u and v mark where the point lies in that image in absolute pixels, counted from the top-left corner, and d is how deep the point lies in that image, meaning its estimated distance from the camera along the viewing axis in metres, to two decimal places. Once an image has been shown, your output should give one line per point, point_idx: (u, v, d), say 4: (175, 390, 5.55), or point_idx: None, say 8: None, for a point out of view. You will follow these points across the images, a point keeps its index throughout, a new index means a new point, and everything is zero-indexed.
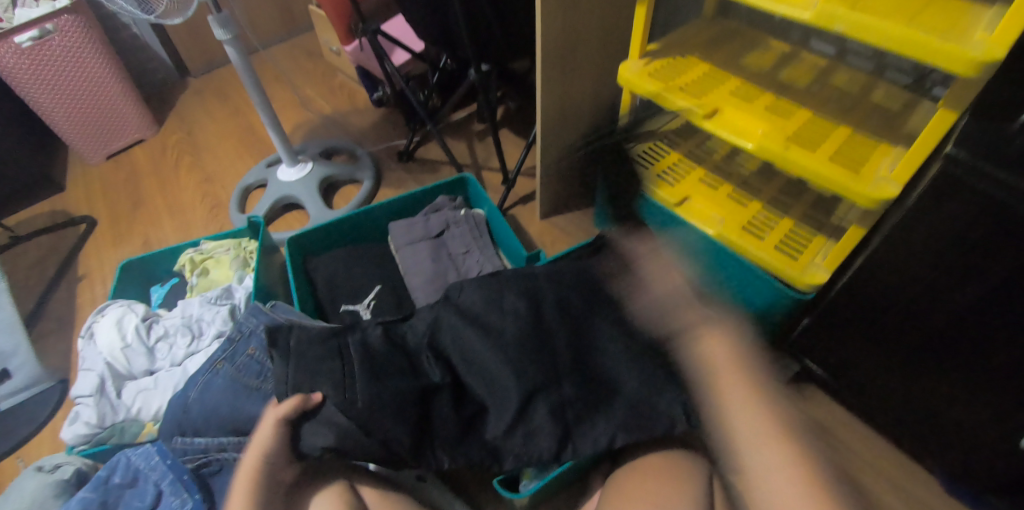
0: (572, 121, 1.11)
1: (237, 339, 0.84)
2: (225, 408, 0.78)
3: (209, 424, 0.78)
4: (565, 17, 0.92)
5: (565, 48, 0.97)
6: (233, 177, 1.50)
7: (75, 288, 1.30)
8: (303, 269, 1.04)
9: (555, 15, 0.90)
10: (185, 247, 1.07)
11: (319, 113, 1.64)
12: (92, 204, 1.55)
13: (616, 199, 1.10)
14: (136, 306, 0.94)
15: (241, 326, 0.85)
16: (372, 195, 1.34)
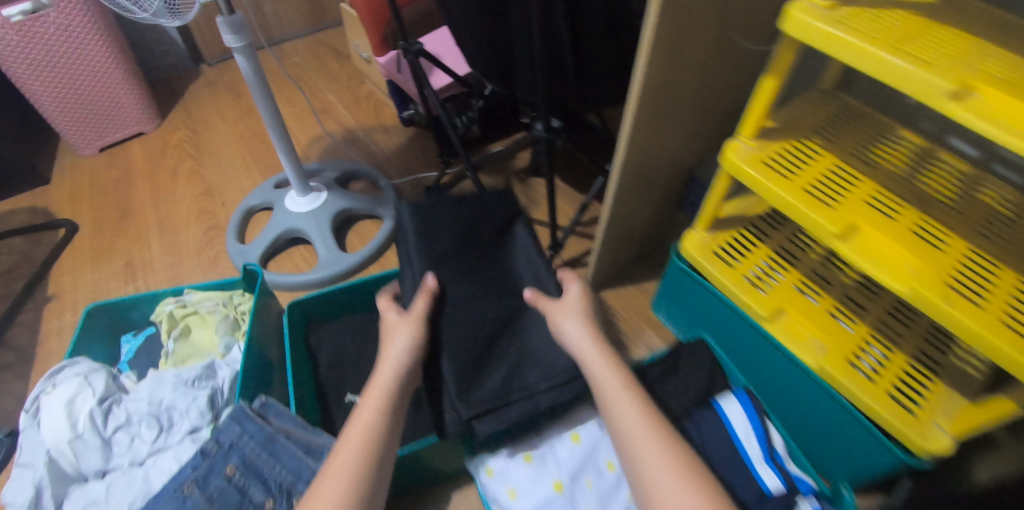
0: (643, 189, 0.93)
1: (212, 453, 0.66)
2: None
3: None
4: (664, 81, 0.74)
5: (661, 104, 0.78)
6: (236, 193, 1.32)
7: (43, 311, 1.14)
8: (306, 345, 0.87)
9: (653, 77, 0.71)
10: (167, 295, 0.89)
11: (340, 125, 1.46)
12: (75, 206, 1.38)
13: (687, 293, 0.93)
14: (95, 377, 0.77)
15: (222, 435, 0.67)
16: (392, 236, 1.15)
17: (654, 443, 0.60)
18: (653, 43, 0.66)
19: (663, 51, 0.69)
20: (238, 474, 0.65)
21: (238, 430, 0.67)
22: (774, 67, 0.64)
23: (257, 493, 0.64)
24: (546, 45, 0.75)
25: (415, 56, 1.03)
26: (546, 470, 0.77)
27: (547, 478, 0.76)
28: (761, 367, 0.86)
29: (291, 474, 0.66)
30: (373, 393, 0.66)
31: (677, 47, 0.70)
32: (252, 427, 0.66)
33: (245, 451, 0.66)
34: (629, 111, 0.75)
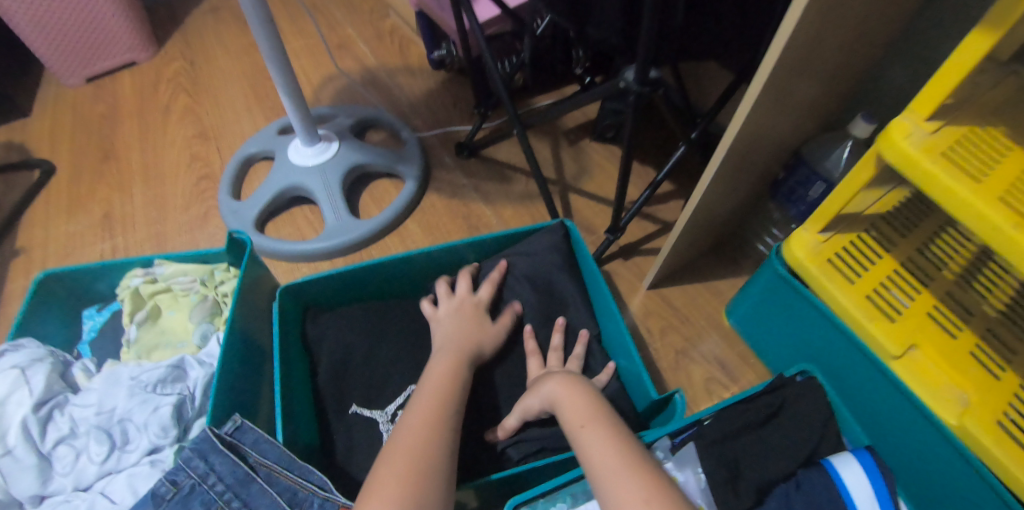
0: (739, 170, 0.72)
1: (172, 496, 0.50)
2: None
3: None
4: (823, 18, 0.51)
5: (799, 62, 0.55)
6: (235, 138, 1.13)
7: (10, 265, 0.98)
8: (302, 342, 0.69)
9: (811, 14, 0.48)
10: (134, 265, 0.72)
11: (358, 65, 1.24)
12: (56, 144, 1.20)
13: (781, 305, 0.73)
14: (36, 372, 0.60)
15: (183, 472, 0.50)
16: (415, 201, 0.95)
17: (594, 430, 0.50)
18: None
19: None
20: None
21: (204, 466, 0.51)
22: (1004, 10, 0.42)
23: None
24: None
25: None
26: None
27: None
28: (876, 407, 0.67)
29: None
30: (429, 379, 0.56)
31: None
32: (228, 461, 0.51)
33: (216, 495, 0.50)
34: (766, 61, 0.53)
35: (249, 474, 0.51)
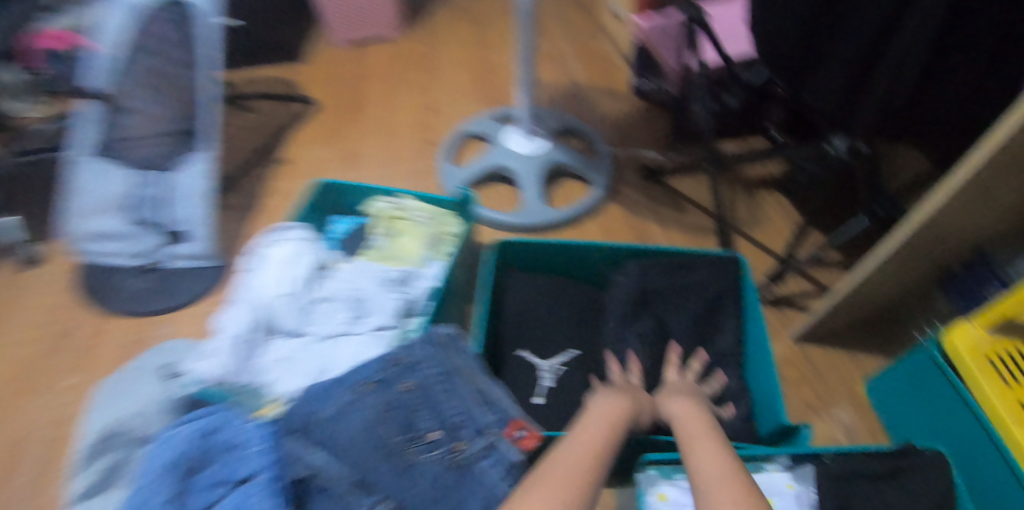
0: (915, 254, 0.76)
1: (398, 364, 0.66)
2: (342, 444, 0.59)
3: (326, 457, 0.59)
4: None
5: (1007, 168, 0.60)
6: (456, 117, 1.34)
7: (272, 171, 1.26)
8: (496, 288, 0.84)
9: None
10: (385, 193, 0.93)
11: (567, 78, 1.40)
12: (318, 86, 1.49)
13: (925, 388, 0.76)
14: (313, 248, 0.81)
15: (410, 351, 0.67)
16: (596, 206, 1.10)
17: (706, 444, 0.49)
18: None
19: None
20: (412, 394, 0.64)
21: (425, 352, 0.67)
22: None
23: (423, 419, 0.63)
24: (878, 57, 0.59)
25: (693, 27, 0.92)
26: None
27: None
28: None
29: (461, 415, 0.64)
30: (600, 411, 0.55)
31: None
32: (441, 355, 0.67)
33: (428, 375, 0.66)
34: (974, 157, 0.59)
35: (455, 368, 0.67)
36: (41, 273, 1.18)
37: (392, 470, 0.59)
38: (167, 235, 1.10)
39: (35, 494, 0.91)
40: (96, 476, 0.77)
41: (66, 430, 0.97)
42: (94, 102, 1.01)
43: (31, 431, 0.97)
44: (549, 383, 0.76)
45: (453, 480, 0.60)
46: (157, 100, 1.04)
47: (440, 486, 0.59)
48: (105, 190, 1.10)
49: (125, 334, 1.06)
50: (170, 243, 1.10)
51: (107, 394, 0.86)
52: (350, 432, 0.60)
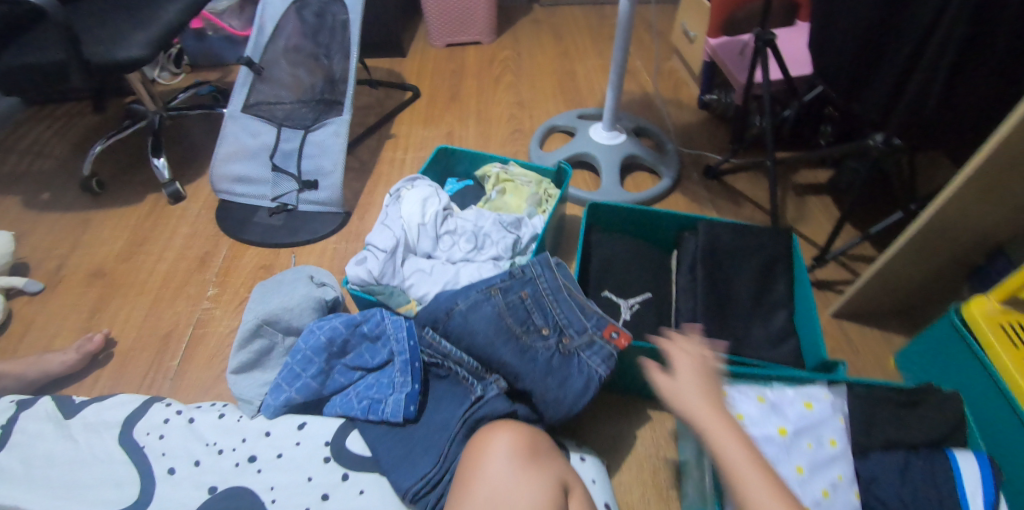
0: (943, 241, 0.91)
1: (516, 277, 0.86)
2: (479, 333, 0.80)
3: (469, 342, 0.81)
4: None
5: (1014, 159, 0.76)
6: (542, 113, 1.54)
7: (383, 143, 1.47)
8: (585, 240, 0.99)
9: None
10: (494, 160, 1.11)
11: (640, 89, 1.59)
12: (421, 79, 1.71)
13: (946, 352, 0.90)
14: (441, 194, 1.00)
15: (525, 268, 0.87)
16: (664, 194, 1.26)
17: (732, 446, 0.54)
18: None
19: None
20: (529, 301, 0.84)
21: (537, 271, 0.86)
22: None
23: (537, 319, 0.83)
24: (916, 60, 0.77)
25: (763, 45, 1.10)
26: (778, 409, 0.75)
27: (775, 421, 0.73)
28: (1004, 454, 0.80)
29: (565, 318, 0.83)
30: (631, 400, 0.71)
31: None
32: (549, 271, 0.86)
33: (540, 287, 0.85)
34: (987, 146, 0.75)
35: (561, 284, 0.86)
36: (184, 208, 1.41)
37: (514, 351, 0.79)
38: (298, 183, 1.30)
39: (181, 377, 1.09)
40: (252, 353, 0.93)
41: (205, 330, 1.16)
42: (247, 69, 1.31)
43: (177, 328, 1.16)
44: (627, 316, 0.91)
45: (559, 364, 0.79)
46: (308, 73, 1.35)
47: (552, 364, 0.79)
48: (251, 139, 1.32)
49: (256, 261, 1.26)
50: (299, 189, 1.30)
51: (263, 290, 1.00)
52: (481, 325, 0.80)
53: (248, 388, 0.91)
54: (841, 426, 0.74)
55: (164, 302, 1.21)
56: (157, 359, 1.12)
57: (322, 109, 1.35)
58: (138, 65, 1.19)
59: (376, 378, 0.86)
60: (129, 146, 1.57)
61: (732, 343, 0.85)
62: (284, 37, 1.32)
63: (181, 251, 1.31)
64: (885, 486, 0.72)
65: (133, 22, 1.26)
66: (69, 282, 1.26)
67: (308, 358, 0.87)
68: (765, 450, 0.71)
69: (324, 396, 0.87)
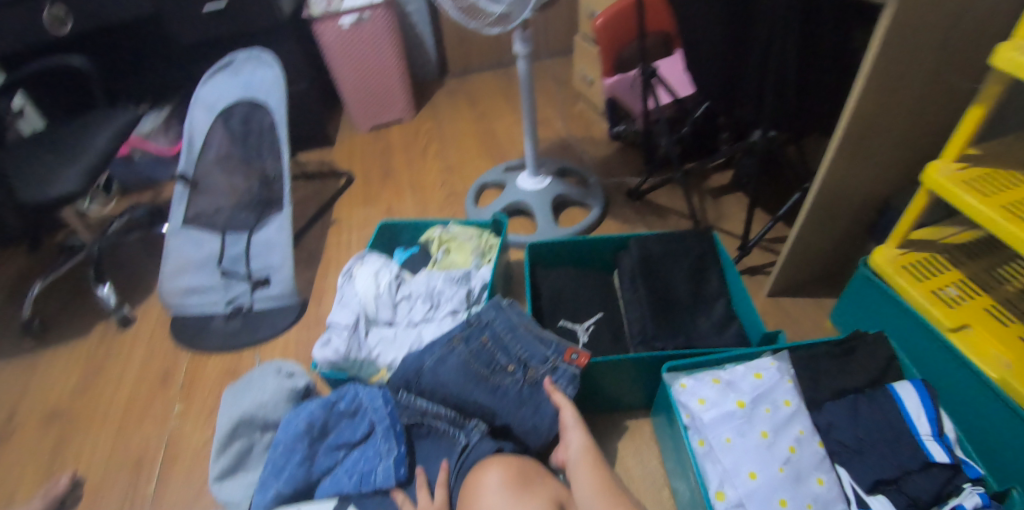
0: (838, 208, 1.04)
1: (474, 324, 0.91)
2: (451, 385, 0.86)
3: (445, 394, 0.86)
4: (879, 96, 0.87)
5: (868, 126, 0.91)
6: (471, 172, 1.64)
7: (327, 229, 1.53)
8: (532, 278, 1.07)
9: (869, 92, 0.85)
10: (435, 224, 1.18)
11: (556, 134, 1.73)
12: (352, 163, 1.80)
13: (869, 302, 1.00)
14: (390, 263, 1.05)
15: (481, 314, 0.92)
16: (596, 222, 1.37)
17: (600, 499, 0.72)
18: (881, 51, 0.80)
19: (878, 75, 0.83)
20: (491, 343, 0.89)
21: (492, 314, 0.91)
22: (980, 98, 0.80)
23: (501, 357, 0.88)
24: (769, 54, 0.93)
25: (648, 76, 1.23)
26: (733, 386, 0.81)
27: (730, 399, 0.79)
28: (940, 375, 0.90)
29: (527, 352, 0.89)
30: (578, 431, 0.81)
31: (892, 77, 0.85)
32: (502, 313, 0.91)
33: (497, 329, 0.90)
34: (841, 125, 0.90)
35: (516, 321, 0.91)
36: (136, 331, 1.40)
37: (488, 394, 0.86)
38: (250, 282, 1.33)
39: (160, 500, 1.06)
40: (231, 458, 0.92)
41: (178, 446, 1.14)
42: (182, 186, 1.37)
43: (148, 451, 1.14)
44: (586, 338, 0.97)
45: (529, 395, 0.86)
46: (243, 177, 1.40)
47: (523, 395, 0.86)
48: (197, 251, 1.36)
49: (220, 367, 1.27)
50: (252, 288, 1.33)
51: (233, 392, 1.00)
52: (450, 376, 0.86)
53: (233, 492, 0.91)
54: (791, 386, 0.81)
55: (130, 428, 1.19)
56: (130, 487, 1.09)
57: (262, 208, 1.40)
58: (72, 199, 1.25)
59: (363, 451, 0.86)
60: (69, 281, 1.56)
61: (681, 337, 0.92)
62: (213, 148, 1.39)
63: (139, 373, 1.29)
64: (842, 432, 0.79)
65: (63, 163, 1.30)
66: (25, 429, 1.22)
67: (290, 448, 0.86)
68: (731, 427, 0.77)
69: (312, 482, 0.86)
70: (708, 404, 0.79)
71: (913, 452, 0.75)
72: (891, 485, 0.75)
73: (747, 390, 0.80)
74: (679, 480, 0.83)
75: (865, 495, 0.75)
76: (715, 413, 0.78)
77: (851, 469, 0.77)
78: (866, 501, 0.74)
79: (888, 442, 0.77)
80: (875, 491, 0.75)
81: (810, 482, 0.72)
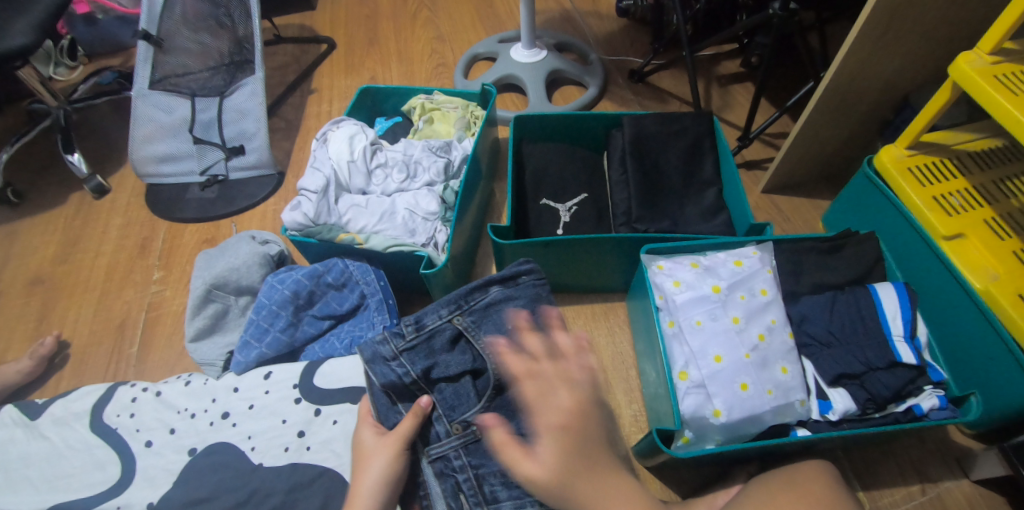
0: (851, 100, 0.96)
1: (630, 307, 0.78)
2: (539, 319, 0.77)
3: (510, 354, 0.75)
4: None
5: (902, 5, 0.80)
6: (464, 44, 1.51)
7: (306, 99, 1.44)
8: (516, 152, 1.01)
9: None
10: (419, 92, 1.09)
11: (558, 5, 1.57)
12: (335, 28, 1.65)
13: (863, 203, 0.97)
14: (367, 129, 1.00)
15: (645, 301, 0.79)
16: (592, 103, 1.28)
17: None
18: None
19: None
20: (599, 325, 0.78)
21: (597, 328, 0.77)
22: None
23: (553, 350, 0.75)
24: None
25: None
26: (713, 272, 0.80)
27: (710, 281, 0.79)
28: (922, 278, 0.88)
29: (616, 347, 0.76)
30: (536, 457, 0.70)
31: None
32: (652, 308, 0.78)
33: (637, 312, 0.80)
34: (869, 2, 0.80)
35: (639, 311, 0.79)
36: (113, 199, 1.36)
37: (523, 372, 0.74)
38: (224, 150, 1.27)
39: (144, 361, 1.09)
40: (208, 318, 0.93)
41: (159, 312, 1.15)
42: (145, 44, 1.23)
43: (130, 315, 1.15)
44: (567, 218, 0.94)
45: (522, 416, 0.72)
46: (213, 37, 1.28)
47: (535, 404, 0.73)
48: (167, 116, 1.27)
49: (198, 236, 1.25)
50: (227, 157, 1.27)
51: (208, 256, 0.99)
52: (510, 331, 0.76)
53: (209, 352, 0.92)
54: (770, 275, 0.79)
55: (112, 294, 1.19)
56: (116, 348, 1.11)
57: (233, 72, 1.29)
58: (26, 54, 1.15)
59: (351, 323, 0.89)
60: (40, 146, 1.48)
61: (665, 221, 0.90)
62: (179, 5, 1.24)
63: (118, 241, 1.27)
64: (815, 329, 0.79)
65: (10, 13, 1.17)
66: (8, 293, 1.22)
67: (274, 312, 0.87)
68: (704, 315, 0.76)
69: (296, 347, 0.89)
70: (685, 286, 0.79)
71: (883, 352, 0.75)
72: (851, 380, 0.75)
73: (729, 273, 0.79)
74: (647, 363, 0.85)
75: (826, 387, 0.76)
76: (688, 295, 0.78)
77: (816, 361, 0.77)
78: (826, 393, 0.75)
79: (859, 340, 0.77)
80: (836, 384, 0.76)
81: (775, 370, 0.73)
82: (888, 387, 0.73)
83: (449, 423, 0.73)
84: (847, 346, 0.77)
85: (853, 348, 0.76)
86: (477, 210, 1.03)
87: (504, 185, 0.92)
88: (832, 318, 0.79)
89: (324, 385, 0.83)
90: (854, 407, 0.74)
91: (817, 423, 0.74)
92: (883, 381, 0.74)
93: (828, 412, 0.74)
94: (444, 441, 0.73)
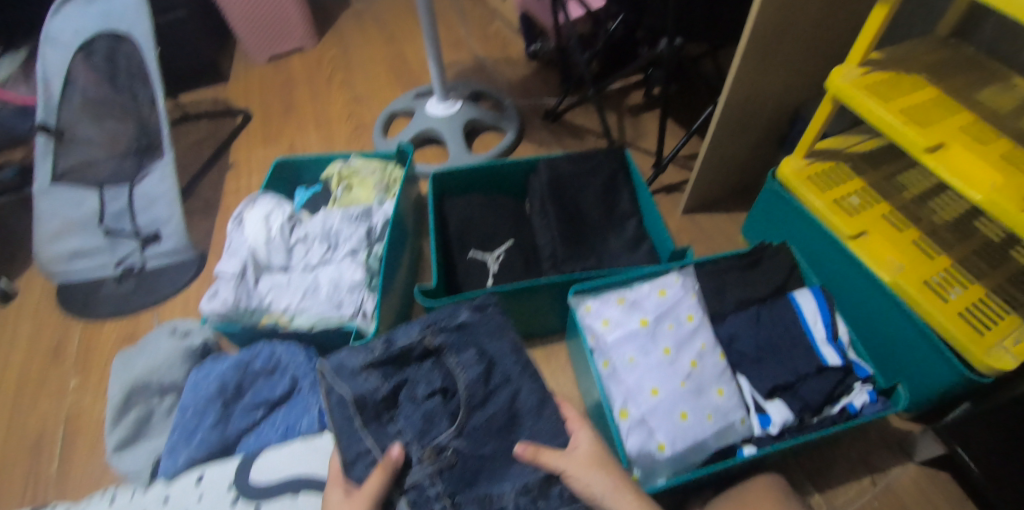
0: (747, 119, 1.01)
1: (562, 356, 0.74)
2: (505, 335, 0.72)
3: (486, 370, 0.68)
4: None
5: (775, 30, 0.85)
6: (380, 102, 1.52)
7: (224, 174, 1.40)
8: (438, 206, 1.01)
9: None
10: (335, 158, 1.09)
11: (470, 55, 1.61)
12: (249, 99, 1.63)
13: (774, 213, 1.02)
14: (284, 205, 0.98)
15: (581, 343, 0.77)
16: (512, 147, 1.31)
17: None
18: None
19: None
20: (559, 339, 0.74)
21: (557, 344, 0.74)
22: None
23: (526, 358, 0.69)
24: None
25: None
26: (638, 305, 0.81)
27: (637, 316, 0.80)
28: (838, 278, 0.93)
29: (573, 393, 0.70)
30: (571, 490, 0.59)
31: None
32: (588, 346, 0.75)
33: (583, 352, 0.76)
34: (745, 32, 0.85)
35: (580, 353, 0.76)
36: (20, 305, 1.27)
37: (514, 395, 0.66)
38: (139, 239, 1.21)
39: (65, 479, 1.00)
40: (129, 426, 0.87)
41: (80, 420, 1.07)
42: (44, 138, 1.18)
43: (47, 429, 1.06)
44: (495, 267, 0.94)
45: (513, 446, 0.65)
46: (117, 124, 1.24)
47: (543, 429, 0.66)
48: (75, 211, 1.21)
49: (117, 332, 1.17)
50: (142, 245, 1.21)
51: (124, 357, 0.94)
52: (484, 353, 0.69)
53: (134, 462, 0.86)
54: (694, 300, 0.81)
55: (24, 409, 1.10)
56: (32, 469, 1.02)
57: (141, 157, 1.25)
58: None
59: (286, 408, 0.86)
60: None
61: (590, 258, 0.92)
62: (76, 95, 1.20)
63: (28, 349, 1.18)
64: (744, 345, 0.81)
65: None
66: None
67: (201, 410, 0.83)
68: (635, 350, 0.78)
69: (229, 442, 0.84)
70: (614, 324, 0.80)
71: (808, 358, 0.78)
72: (785, 390, 0.78)
73: (654, 306, 0.81)
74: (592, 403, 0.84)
75: (763, 401, 0.78)
76: (617, 333, 0.79)
77: (749, 377, 0.79)
78: (763, 407, 0.77)
79: (785, 350, 0.79)
80: (773, 396, 0.78)
81: (709, 394, 0.74)
82: (819, 393, 0.75)
83: (420, 448, 0.61)
84: (776, 357, 0.79)
85: (782, 358, 0.79)
86: (406, 269, 1.03)
87: (428, 242, 0.92)
88: (758, 332, 0.81)
89: (264, 479, 0.77)
90: (791, 416, 0.75)
91: (760, 439, 0.75)
92: (815, 387, 0.76)
93: (768, 425, 0.76)
94: (418, 467, 0.60)
